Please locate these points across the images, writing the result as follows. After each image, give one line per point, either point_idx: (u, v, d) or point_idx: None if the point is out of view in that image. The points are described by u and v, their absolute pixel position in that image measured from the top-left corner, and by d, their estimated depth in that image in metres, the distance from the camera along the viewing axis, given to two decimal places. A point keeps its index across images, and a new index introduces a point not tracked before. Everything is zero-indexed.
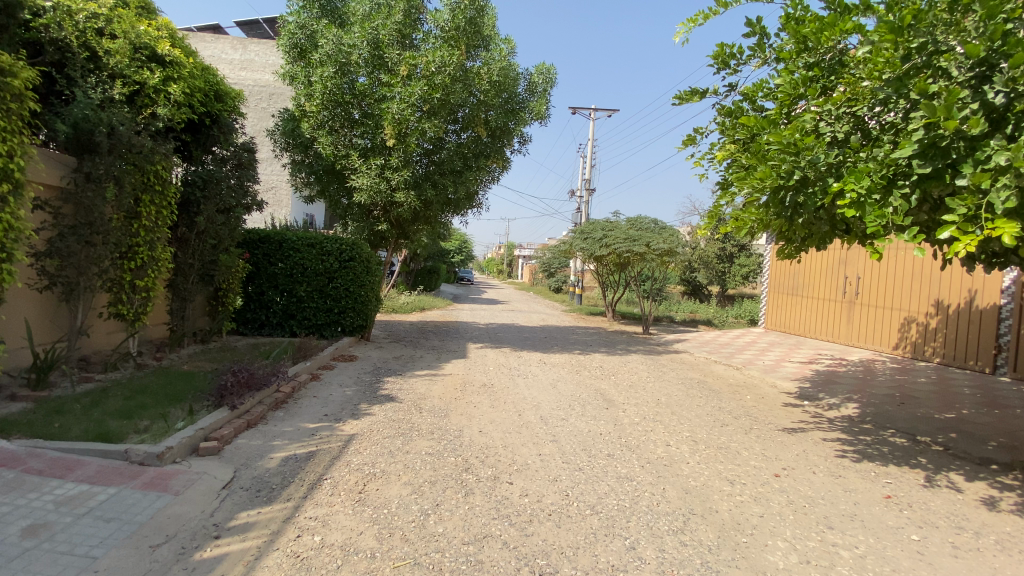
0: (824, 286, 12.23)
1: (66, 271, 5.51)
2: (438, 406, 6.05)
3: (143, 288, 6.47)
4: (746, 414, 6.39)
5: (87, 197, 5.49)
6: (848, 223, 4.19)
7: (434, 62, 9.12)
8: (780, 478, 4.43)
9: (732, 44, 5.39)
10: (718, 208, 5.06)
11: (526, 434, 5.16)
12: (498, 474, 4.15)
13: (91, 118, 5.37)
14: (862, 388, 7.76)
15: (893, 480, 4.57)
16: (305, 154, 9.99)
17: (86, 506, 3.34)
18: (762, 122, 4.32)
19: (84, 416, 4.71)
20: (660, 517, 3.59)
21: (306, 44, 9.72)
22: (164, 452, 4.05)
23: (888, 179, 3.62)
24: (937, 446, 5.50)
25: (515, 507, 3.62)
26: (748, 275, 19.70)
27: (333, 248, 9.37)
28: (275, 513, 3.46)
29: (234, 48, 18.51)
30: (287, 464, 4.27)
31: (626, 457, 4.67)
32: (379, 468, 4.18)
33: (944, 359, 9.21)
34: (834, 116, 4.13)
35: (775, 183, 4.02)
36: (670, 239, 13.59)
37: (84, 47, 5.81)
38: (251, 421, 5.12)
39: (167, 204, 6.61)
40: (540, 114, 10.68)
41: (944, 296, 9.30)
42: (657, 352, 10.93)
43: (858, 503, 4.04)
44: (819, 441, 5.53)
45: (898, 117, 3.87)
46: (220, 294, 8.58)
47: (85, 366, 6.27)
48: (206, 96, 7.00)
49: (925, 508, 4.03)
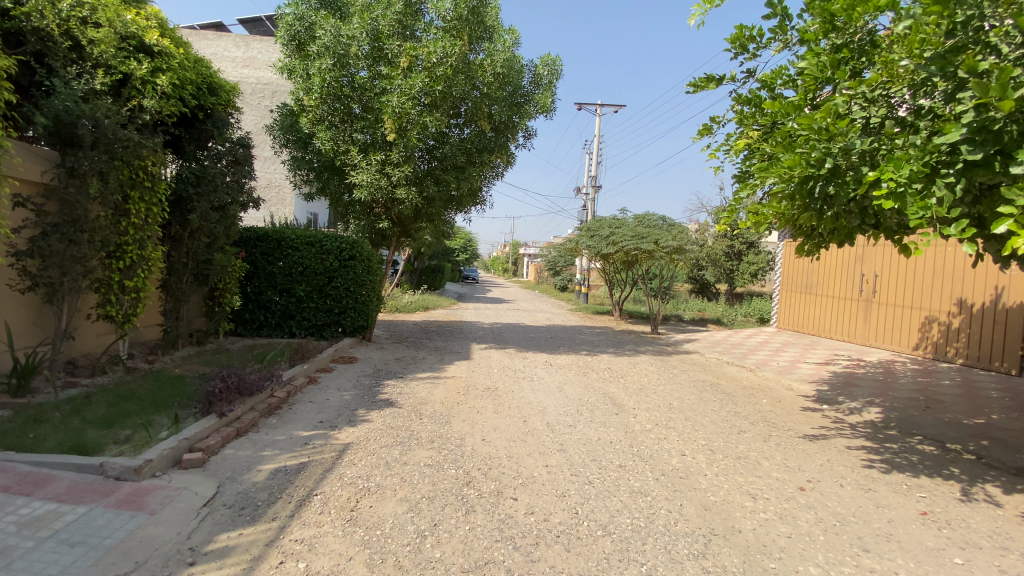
0: (839, 284, 11.88)
1: (49, 270, 5.23)
2: (440, 412, 5.75)
3: (133, 289, 6.17)
4: (764, 420, 6.05)
5: (71, 192, 5.22)
6: (881, 216, 3.85)
7: (436, 53, 8.78)
8: (805, 492, 4.12)
9: (752, 27, 5.11)
10: (737, 202, 4.69)
11: (532, 442, 4.87)
12: (501, 489, 3.85)
13: (73, 111, 5.11)
14: (884, 391, 7.42)
15: (927, 494, 4.23)
16: (305, 151, 9.73)
17: (51, 528, 3.06)
18: (787, 106, 4.02)
19: (63, 425, 4.44)
20: (679, 539, 3.28)
21: (304, 36, 9.41)
22: (143, 465, 3.77)
23: (930, 168, 3.31)
24: (969, 455, 5.16)
25: (519, 527, 3.33)
26: (757, 272, 19.37)
27: (333, 246, 9.07)
28: (257, 535, 3.17)
29: (236, 47, 18.23)
30: (275, 477, 3.98)
31: (640, 469, 4.36)
32: (373, 483, 3.89)
33: (968, 360, 8.85)
34: (867, 99, 3.82)
35: (805, 173, 3.67)
36: (680, 236, 13.16)
37: (66, 36, 5.51)
38: (241, 429, 4.83)
39: (157, 201, 6.31)
40: (545, 107, 10.34)
41: (968, 295, 8.95)
42: (667, 352, 10.62)
43: (892, 521, 3.71)
44: (844, 450, 5.20)
45: (937, 101, 3.58)
46: (217, 294, 8.19)
47: (72, 371, 6.02)
48: (198, 90, 6.78)
49: (966, 527, 3.70)
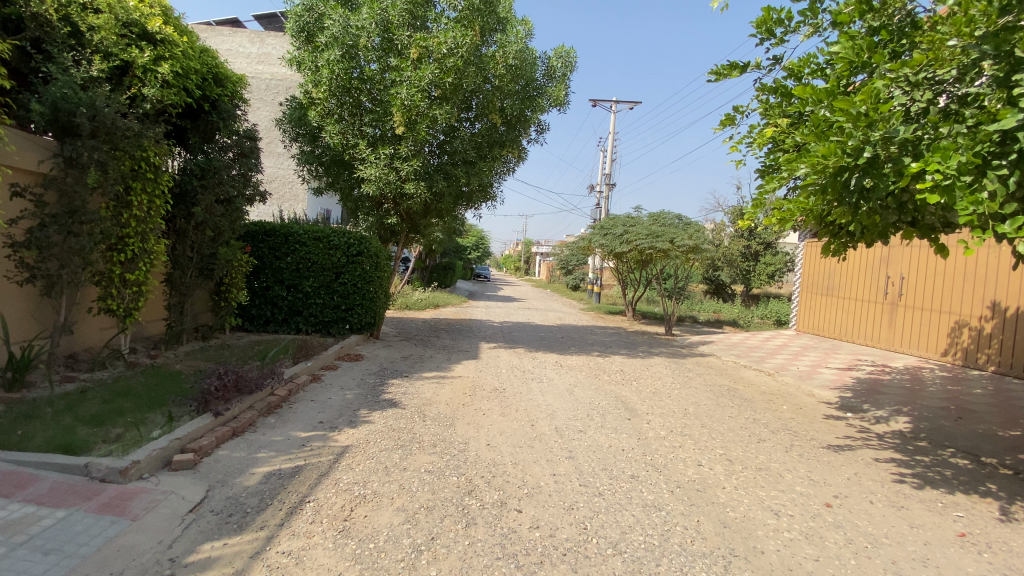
0: (862, 286, 11.49)
1: (47, 262, 5.05)
2: (445, 414, 5.54)
3: (134, 282, 5.98)
4: (784, 429, 5.75)
5: (68, 182, 5.04)
6: (922, 213, 3.59)
7: (446, 43, 8.56)
8: (832, 509, 3.85)
9: (779, 9, 4.82)
10: (760, 198, 4.39)
11: (539, 448, 4.63)
12: (505, 500, 3.62)
13: (71, 98, 4.89)
14: (911, 399, 7.07)
15: (964, 513, 3.93)
16: (314, 145, 9.55)
17: (26, 533, 2.86)
18: (820, 92, 3.75)
19: (54, 422, 4.27)
20: (696, 560, 3.02)
21: (314, 27, 9.20)
22: (129, 467, 3.57)
23: (982, 159, 3.10)
24: (1006, 470, 4.82)
25: (523, 543, 3.09)
26: (774, 273, 18.96)
27: (340, 241, 8.89)
28: (242, 546, 2.96)
29: (252, 42, 18.15)
30: (268, 481, 3.77)
31: (653, 480, 4.11)
32: (370, 490, 3.67)
33: (999, 368, 8.46)
34: (910, 83, 3.54)
35: (840, 163, 3.37)
36: (696, 236, 12.79)
37: (65, 22, 5.35)
38: (237, 430, 4.64)
39: (160, 193, 6.11)
40: (558, 101, 10.09)
41: (1001, 298, 8.56)
42: (682, 354, 10.32)
43: (928, 544, 3.43)
44: (872, 462, 4.90)
45: (986, 87, 3.38)
46: (222, 289, 8.04)
47: (71, 365, 5.89)
48: (203, 81, 6.61)
49: (1009, 550, 3.40)
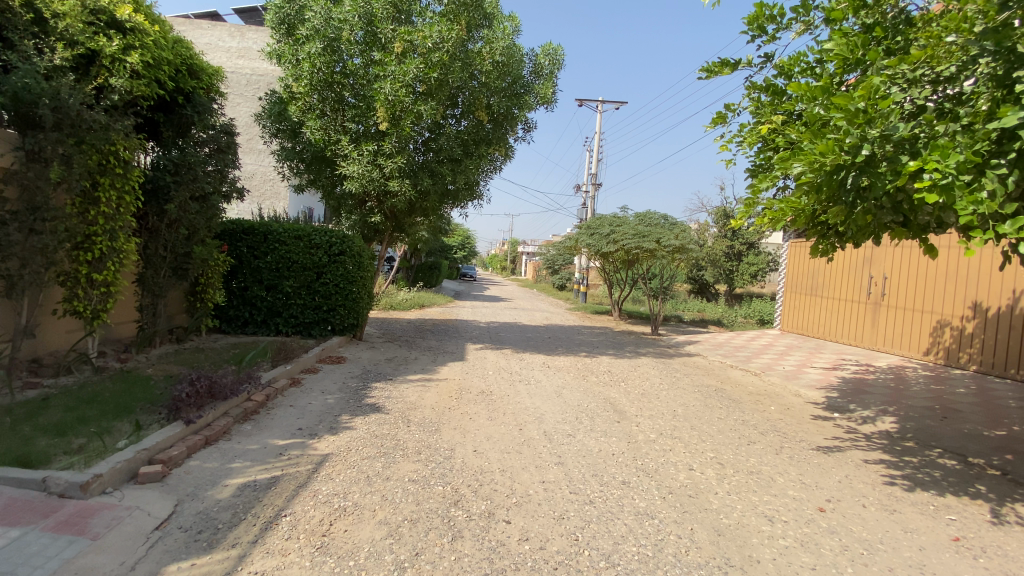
0: (846, 286, 11.55)
1: (7, 261, 4.76)
2: (430, 418, 5.37)
3: (102, 283, 5.71)
4: (774, 430, 5.69)
5: (30, 177, 4.77)
6: (916, 213, 3.51)
7: (431, 37, 8.36)
8: (826, 514, 3.77)
9: (772, 5, 4.75)
10: (752, 197, 4.28)
11: (527, 454, 4.50)
12: (493, 510, 3.47)
13: (32, 88, 4.64)
14: (897, 399, 7.07)
15: (957, 516, 3.88)
16: (294, 141, 9.30)
17: None
18: (816, 88, 3.68)
19: (12, 433, 4.02)
20: (692, 572, 2.92)
21: (294, 20, 8.93)
22: (90, 481, 3.36)
23: (980, 158, 3.03)
24: (994, 471, 4.80)
25: (512, 557, 2.95)
26: (757, 274, 19.09)
27: (322, 240, 8.67)
28: (212, 567, 2.77)
29: (232, 37, 17.78)
30: (242, 494, 3.58)
31: (645, 486, 4.00)
32: (350, 501, 3.50)
33: (981, 367, 8.53)
34: (907, 80, 3.49)
35: (837, 161, 3.28)
36: (682, 235, 12.79)
37: (27, 8, 5.08)
38: (211, 438, 4.43)
39: (130, 190, 5.84)
40: (545, 98, 9.97)
41: (983, 299, 8.64)
42: (669, 354, 10.26)
43: (924, 549, 3.36)
44: (862, 464, 4.84)
45: (983, 86, 3.33)
46: (198, 289, 7.77)
47: (34, 370, 5.61)
48: (177, 72, 6.36)
49: (1004, 555, 3.34)
